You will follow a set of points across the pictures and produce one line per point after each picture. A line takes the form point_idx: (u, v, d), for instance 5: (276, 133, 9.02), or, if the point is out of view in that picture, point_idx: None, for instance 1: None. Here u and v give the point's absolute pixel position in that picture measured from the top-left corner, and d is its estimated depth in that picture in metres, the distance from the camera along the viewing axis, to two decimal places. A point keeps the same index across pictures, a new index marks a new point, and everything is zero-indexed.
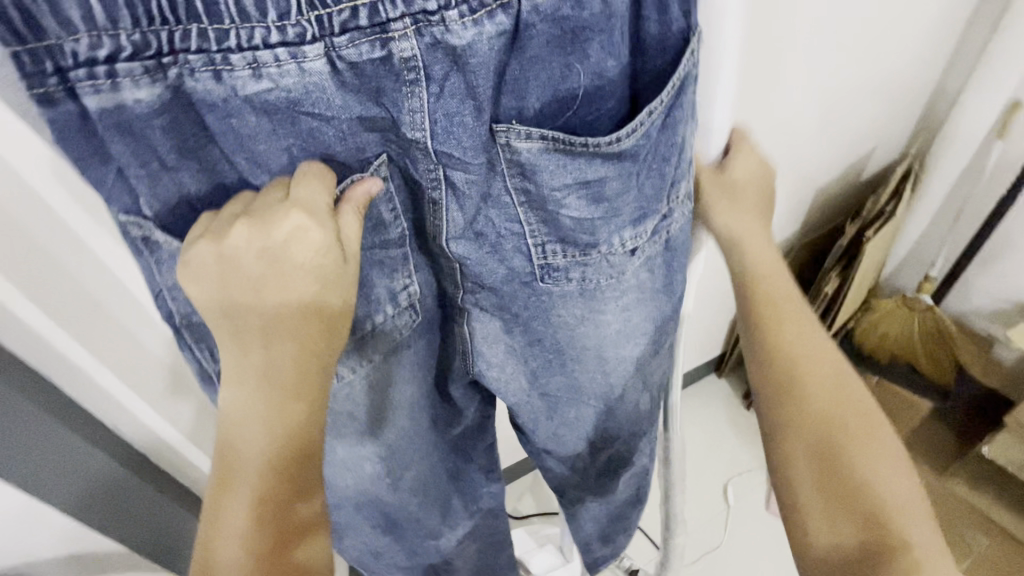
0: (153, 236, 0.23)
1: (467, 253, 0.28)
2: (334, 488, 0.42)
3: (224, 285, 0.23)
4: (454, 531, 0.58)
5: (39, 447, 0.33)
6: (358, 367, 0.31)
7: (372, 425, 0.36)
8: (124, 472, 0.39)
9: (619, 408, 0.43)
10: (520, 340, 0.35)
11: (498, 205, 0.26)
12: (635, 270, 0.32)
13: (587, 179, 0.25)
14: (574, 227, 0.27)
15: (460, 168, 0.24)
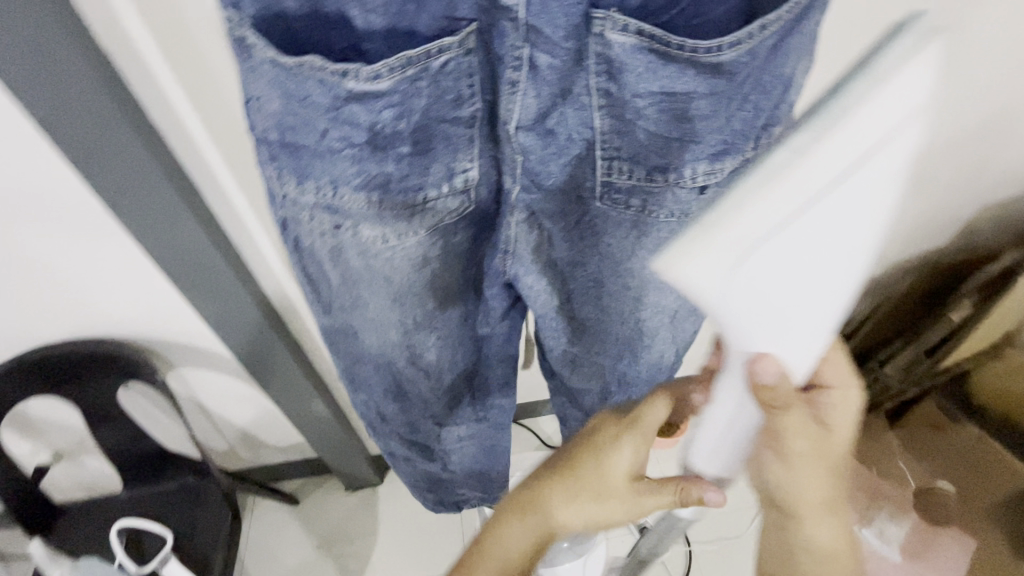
0: (251, 39, 0.31)
1: (532, 144, 0.37)
2: (360, 344, 0.51)
3: (588, 492, 0.50)
4: (456, 426, 0.68)
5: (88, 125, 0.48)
6: (411, 236, 0.40)
7: (403, 288, 0.45)
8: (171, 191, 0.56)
9: (643, 344, 0.51)
10: (566, 257, 0.45)
11: (576, 103, 0.36)
12: (691, 211, 0.39)
13: (671, 91, 0.34)
14: (647, 139, 0.36)
15: (546, 51, 0.33)
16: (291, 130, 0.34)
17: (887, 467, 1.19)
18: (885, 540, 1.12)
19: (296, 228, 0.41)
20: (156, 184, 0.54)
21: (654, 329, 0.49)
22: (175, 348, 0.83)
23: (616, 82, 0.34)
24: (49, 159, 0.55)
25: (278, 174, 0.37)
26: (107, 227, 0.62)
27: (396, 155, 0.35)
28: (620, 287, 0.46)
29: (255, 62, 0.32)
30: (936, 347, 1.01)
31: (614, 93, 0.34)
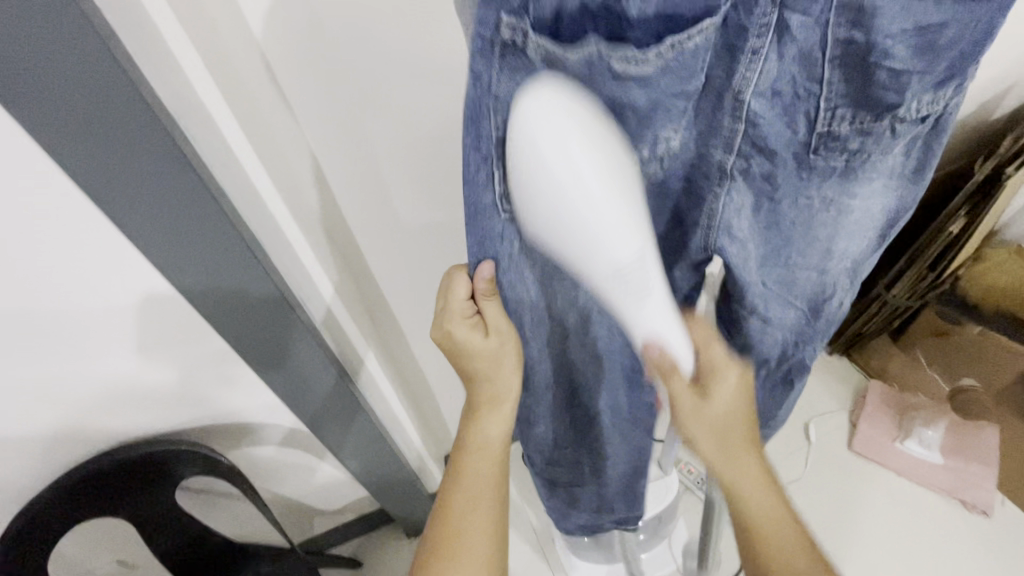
0: (518, 43, 0.28)
1: (762, 111, 0.36)
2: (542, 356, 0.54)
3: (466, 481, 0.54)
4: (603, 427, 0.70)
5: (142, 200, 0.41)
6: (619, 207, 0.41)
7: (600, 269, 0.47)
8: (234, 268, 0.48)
9: (823, 305, 0.50)
10: (763, 221, 0.43)
11: (808, 62, 0.33)
12: (899, 149, 0.38)
13: (926, 24, 0.31)
14: (887, 79, 0.33)
15: (796, 10, 0.32)
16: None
17: (910, 378, 1.28)
18: (926, 445, 1.21)
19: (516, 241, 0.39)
20: (225, 254, 0.47)
21: (835, 278, 0.48)
22: (243, 426, 0.77)
23: (863, 29, 0.31)
24: (116, 276, 0.47)
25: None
26: (185, 321, 0.55)
27: (638, 130, 0.35)
28: (810, 249, 0.44)
29: (525, 65, 0.29)
30: (938, 259, 1.10)
31: (859, 40, 0.32)
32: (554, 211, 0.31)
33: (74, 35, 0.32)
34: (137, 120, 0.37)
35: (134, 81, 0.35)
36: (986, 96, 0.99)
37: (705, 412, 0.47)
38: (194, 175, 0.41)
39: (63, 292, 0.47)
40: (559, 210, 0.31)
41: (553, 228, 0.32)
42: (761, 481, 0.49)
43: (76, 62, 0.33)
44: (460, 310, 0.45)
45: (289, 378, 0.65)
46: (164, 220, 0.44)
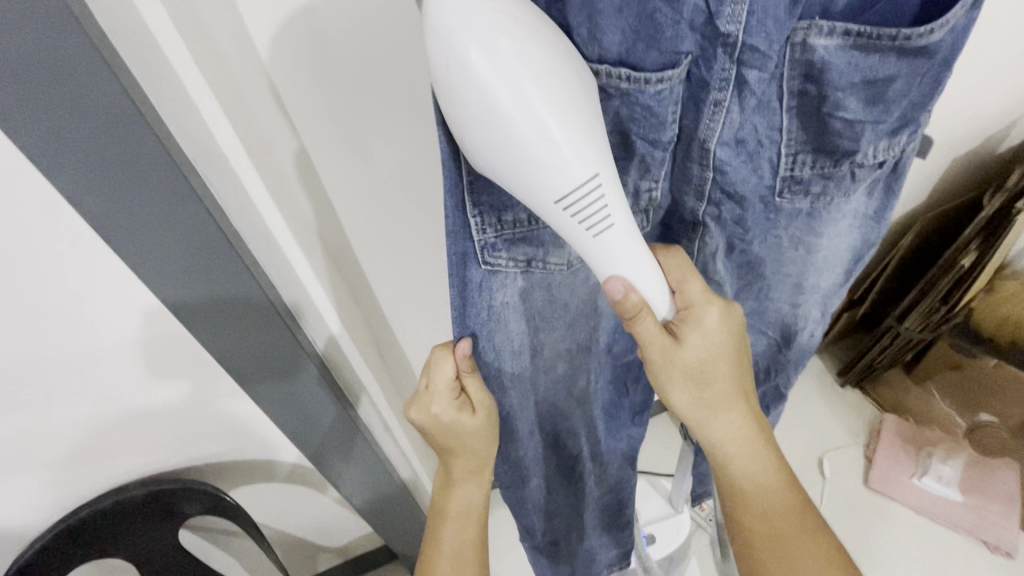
0: None
1: (728, 159, 0.37)
2: (530, 398, 0.54)
3: (443, 529, 0.57)
4: (595, 459, 0.70)
5: (171, 234, 0.44)
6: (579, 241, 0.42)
7: (573, 307, 0.49)
8: (248, 288, 0.50)
9: (797, 336, 0.51)
10: (737, 259, 0.44)
11: (768, 113, 0.35)
12: (860, 192, 0.40)
13: (874, 78, 0.33)
14: (843, 129, 0.35)
15: (756, 65, 0.32)
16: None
17: (926, 414, 1.26)
18: (944, 482, 1.18)
19: (486, 287, 0.40)
20: (245, 286, 0.50)
21: (806, 312, 0.49)
22: (245, 461, 0.77)
23: (816, 82, 0.33)
24: (131, 305, 0.49)
25: (480, 223, 0.37)
26: (180, 338, 0.54)
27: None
28: (780, 283, 0.46)
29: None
30: (950, 292, 1.08)
31: (813, 93, 0.34)
32: (493, 122, 0.29)
33: (107, 99, 0.35)
34: (158, 171, 0.40)
35: (159, 139, 0.38)
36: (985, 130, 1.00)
37: (676, 358, 0.42)
38: (210, 221, 0.44)
39: (64, 319, 0.48)
40: (493, 124, 0.29)
41: (491, 154, 0.30)
42: (743, 426, 0.47)
43: (108, 123, 0.36)
44: (445, 388, 0.47)
45: (282, 399, 0.64)
46: (179, 261, 0.46)
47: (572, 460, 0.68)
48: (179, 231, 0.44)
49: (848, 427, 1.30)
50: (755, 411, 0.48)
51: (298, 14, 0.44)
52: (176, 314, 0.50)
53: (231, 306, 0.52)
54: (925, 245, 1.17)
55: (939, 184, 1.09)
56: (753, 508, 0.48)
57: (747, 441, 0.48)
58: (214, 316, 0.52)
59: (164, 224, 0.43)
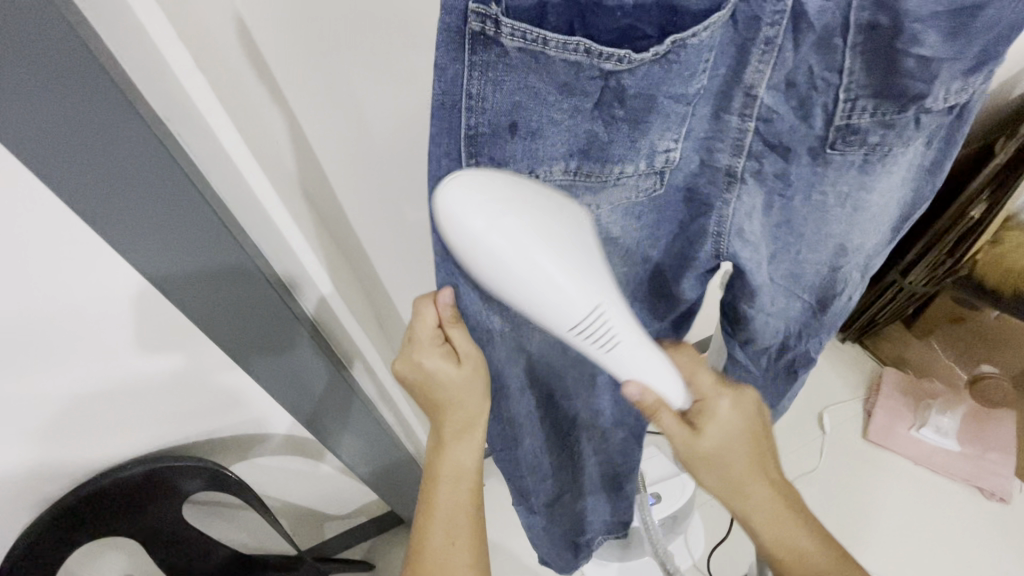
0: (489, 30, 0.26)
1: (774, 104, 0.34)
2: (524, 356, 0.52)
3: (437, 486, 0.53)
4: (601, 423, 0.69)
5: (152, 199, 0.40)
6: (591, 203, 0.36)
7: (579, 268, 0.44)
8: (234, 250, 0.47)
9: (833, 302, 0.47)
10: (774, 220, 0.40)
11: (829, 50, 0.31)
12: (920, 141, 0.36)
13: (960, 6, 0.29)
14: (916, 67, 0.31)
15: None
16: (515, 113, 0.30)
17: (925, 365, 1.27)
18: (942, 433, 1.20)
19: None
20: (228, 249, 0.47)
21: (847, 274, 0.45)
22: (243, 435, 0.75)
23: (890, 13, 0.29)
24: (106, 282, 0.46)
25: (476, 178, 0.31)
26: (164, 314, 0.51)
27: (608, 113, 0.32)
28: (820, 245, 0.42)
29: (498, 58, 0.27)
30: (958, 244, 1.07)
31: (886, 25, 0.30)
32: (506, 269, 0.31)
33: (71, 57, 0.32)
34: (128, 136, 0.36)
35: (130, 99, 0.35)
36: (1003, 74, 0.96)
37: (695, 449, 0.46)
38: (188, 182, 0.41)
39: (39, 301, 0.44)
40: (504, 272, 0.31)
41: (506, 290, 0.32)
42: (783, 516, 0.47)
43: (73, 83, 0.33)
44: (428, 337, 0.45)
45: (280, 368, 0.62)
46: (156, 232, 0.42)
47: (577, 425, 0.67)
48: (161, 195, 0.40)
49: (847, 381, 1.31)
50: (787, 495, 0.48)
51: None
52: (154, 287, 0.46)
53: (215, 274, 0.48)
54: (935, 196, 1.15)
55: None
56: None
57: (786, 517, 0.47)
58: (200, 286, 0.48)
59: (144, 188, 0.39)
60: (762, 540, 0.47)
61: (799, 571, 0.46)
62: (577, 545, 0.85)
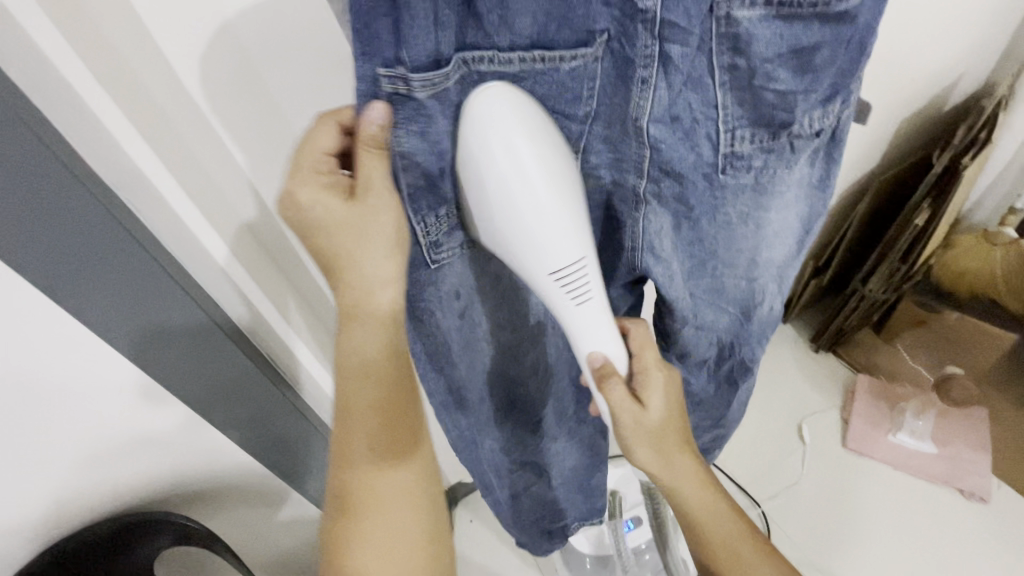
0: (399, 89, 0.29)
1: (661, 134, 0.36)
2: (478, 384, 0.54)
3: (354, 403, 0.45)
4: (564, 442, 0.70)
5: (102, 256, 0.42)
6: None
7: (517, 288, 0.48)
8: (188, 301, 0.49)
9: (757, 313, 0.50)
10: (686, 238, 0.42)
11: (700, 87, 0.34)
12: (801, 162, 0.39)
13: (801, 46, 0.33)
14: (776, 100, 0.35)
15: (676, 38, 0.32)
16: (442, 160, 0.35)
17: (896, 369, 1.28)
18: (917, 435, 1.21)
19: (433, 282, 0.41)
20: (180, 298, 0.48)
21: (765, 286, 0.48)
22: (212, 486, 0.74)
23: (744, 56, 0.33)
24: (62, 340, 0.46)
25: (423, 227, 0.37)
26: (116, 369, 0.51)
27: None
28: (735, 259, 0.44)
29: (414, 112, 0.31)
30: (909, 250, 1.10)
31: (743, 66, 0.33)
32: (504, 199, 0.34)
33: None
34: (73, 198, 0.38)
35: (62, 158, 0.36)
36: (931, 87, 1.02)
37: (645, 422, 0.47)
38: (133, 238, 0.43)
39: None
40: (500, 203, 0.34)
41: (500, 226, 0.36)
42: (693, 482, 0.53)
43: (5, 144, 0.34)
44: (321, 162, 0.35)
45: (246, 413, 0.63)
46: (106, 283, 0.44)
47: (537, 445, 0.68)
48: (109, 251, 0.42)
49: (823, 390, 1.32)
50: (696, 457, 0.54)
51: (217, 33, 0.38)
52: (99, 334, 0.47)
53: (173, 325, 0.50)
54: (889, 205, 1.20)
55: (894, 145, 1.12)
56: (707, 530, 0.55)
57: (696, 469, 0.54)
58: (157, 336, 0.50)
59: (93, 247, 0.41)
60: (674, 493, 0.54)
61: (700, 508, 0.55)
62: (551, 531, 0.84)
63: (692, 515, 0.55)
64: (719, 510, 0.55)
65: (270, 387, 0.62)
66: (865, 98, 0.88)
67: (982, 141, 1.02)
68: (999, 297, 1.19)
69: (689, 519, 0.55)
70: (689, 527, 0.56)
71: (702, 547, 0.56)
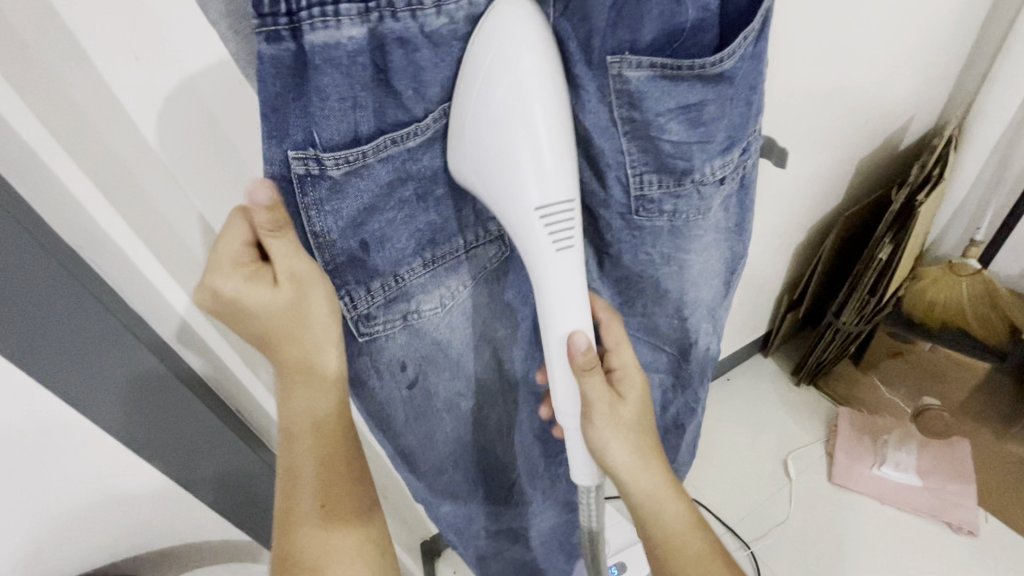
0: (312, 168, 0.32)
1: (577, 171, 0.39)
2: (440, 438, 0.53)
3: (293, 471, 0.45)
4: (539, 489, 0.69)
5: (59, 318, 0.43)
6: (445, 282, 0.42)
7: (469, 351, 0.47)
8: (147, 358, 0.49)
9: (693, 349, 0.53)
10: (612, 273, 0.46)
11: (606, 134, 0.36)
12: (714, 208, 0.42)
13: (688, 104, 0.35)
14: (674, 149, 0.37)
15: (572, 86, 0.35)
16: (361, 233, 0.36)
17: (876, 402, 1.29)
18: (902, 468, 1.21)
19: (369, 353, 0.41)
20: (139, 356, 0.48)
21: (697, 323, 0.50)
22: (176, 546, 0.72)
23: (639, 110, 0.35)
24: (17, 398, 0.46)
25: (350, 302, 0.38)
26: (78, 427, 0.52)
27: (434, 201, 0.38)
28: (664, 296, 0.47)
29: (328, 190, 0.33)
30: (876, 284, 1.13)
31: (640, 119, 0.36)
32: (497, 113, 0.32)
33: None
34: (31, 263, 0.39)
35: (24, 226, 0.38)
36: (883, 129, 1.07)
37: (622, 413, 0.46)
38: (89, 298, 0.43)
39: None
40: (491, 118, 0.32)
41: (485, 151, 0.33)
42: (663, 494, 0.50)
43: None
44: (237, 245, 0.35)
45: (208, 469, 0.62)
46: (62, 347, 0.44)
47: (510, 493, 0.66)
48: (67, 312, 0.43)
49: (809, 427, 1.31)
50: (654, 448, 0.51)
51: (175, 96, 0.39)
52: (61, 395, 0.48)
53: (132, 384, 0.50)
54: (857, 239, 1.24)
55: (857, 182, 1.17)
56: (667, 535, 0.51)
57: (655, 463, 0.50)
58: (117, 394, 0.50)
59: (49, 309, 0.42)
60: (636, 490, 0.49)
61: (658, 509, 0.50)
62: None
63: (648, 518, 0.51)
64: (678, 510, 0.51)
65: (235, 441, 0.61)
66: (814, 140, 0.93)
67: (936, 177, 1.06)
68: (966, 326, 1.19)
69: (647, 521, 0.51)
70: (645, 532, 0.52)
71: (662, 562, 0.51)
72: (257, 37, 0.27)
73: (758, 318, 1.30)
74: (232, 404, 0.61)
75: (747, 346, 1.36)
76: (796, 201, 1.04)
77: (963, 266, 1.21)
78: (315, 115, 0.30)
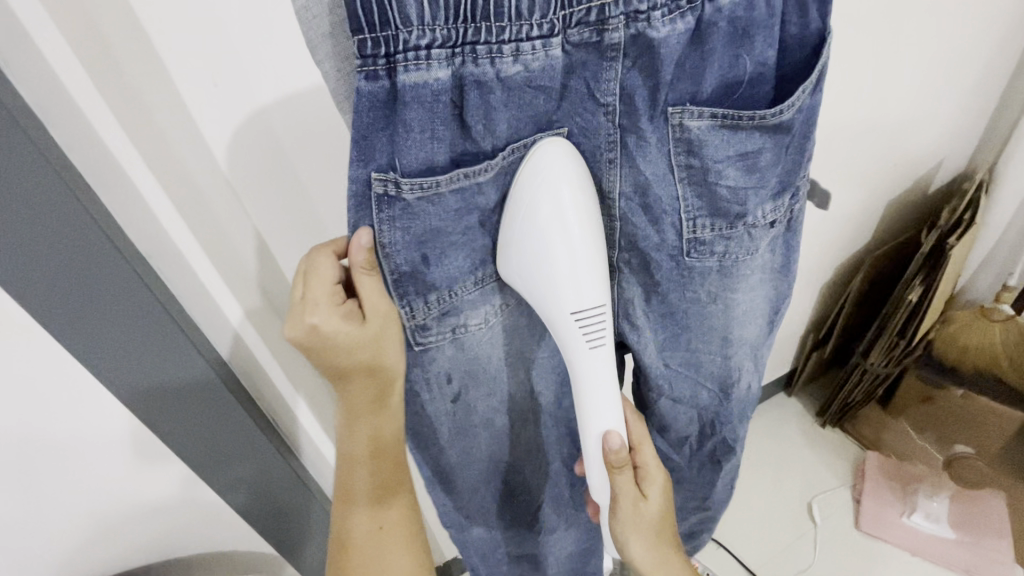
0: (391, 190, 0.34)
1: (631, 212, 0.40)
2: (468, 459, 0.54)
3: (349, 482, 0.49)
4: (564, 516, 0.69)
5: (131, 318, 0.46)
6: (491, 303, 0.43)
7: (502, 373, 0.49)
8: (200, 363, 0.51)
9: (736, 388, 0.54)
10: (658, 313, 0.46)
11: (664, 179, 0.38)
12: (762, 250, 0.44)
13: (746, 152, 0.38)
14: (729, 194, 0.39)
15: (634, 132, 0.37)
16: (423, 247, 0.37)
17: (904, 449, 1.25)
18: (933, 519, 1.17)
19: (420, 364, 0.43)
20: (194, 360, 0.51)
21: (740, 361, 0.51)
22: (202, 554, 0.73)
23: (697, 156, 0.37)
24: (79, 388, 0.49)
25: (409, 310, 0.39)
26: (128, 424, 0.54)
27: (490, 228, 0.39)
28: (710, 335, 0.48)
29: (401, 210, 0.35)
30: (907, 325, 1.11)
31: (696, 165, 0.38)
32: (537, 237, 0.36)
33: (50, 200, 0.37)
34: (108, 266, 0.42)
35: (104, 231, 0.41)
36: (913, 172, 1.08)
37: (644, 513, 0.48)
38: (155, 302, 0.46)
39: (7, 410, 0.48)
40: (534, 239, 0.36)
41: (528, 269, 0.37)
42: None
43: (56, 220, 0.39)
44: (321, 293, 0.40)
45: (244, 479, 0.64)
46: (124, 344, 0.47)
47: (536, 521, 0.66)
48: (136, 313, 0.45)
49: (834, 468, 1.28)
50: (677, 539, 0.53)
51: (248, 119, 0.42)
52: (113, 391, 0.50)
53: (187, 385, 0.52)
54: (883, 281, 1.23)
55: (886, 224, 1.17)
56: None
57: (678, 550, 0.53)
58: (172, 393, 0.52)
59: (116, 308, 0.45)
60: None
61: None
62: None
63: None
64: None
65: (271, 452, 0.63)
66: (844, 179, 0.94)
67: (966, 221, 1.06)
68: (1001, 372, 1.15)
69: None
70: None
71: None
72: (358, 75, 0.30)
73: (783, 354, 1.29)
74: (270, 416, 0.63)
75: (771, 384, 1.35)
76: (824, 239, 1.05)
77: (997, 310, 1.15)
78: (394, 143, 0.33)
